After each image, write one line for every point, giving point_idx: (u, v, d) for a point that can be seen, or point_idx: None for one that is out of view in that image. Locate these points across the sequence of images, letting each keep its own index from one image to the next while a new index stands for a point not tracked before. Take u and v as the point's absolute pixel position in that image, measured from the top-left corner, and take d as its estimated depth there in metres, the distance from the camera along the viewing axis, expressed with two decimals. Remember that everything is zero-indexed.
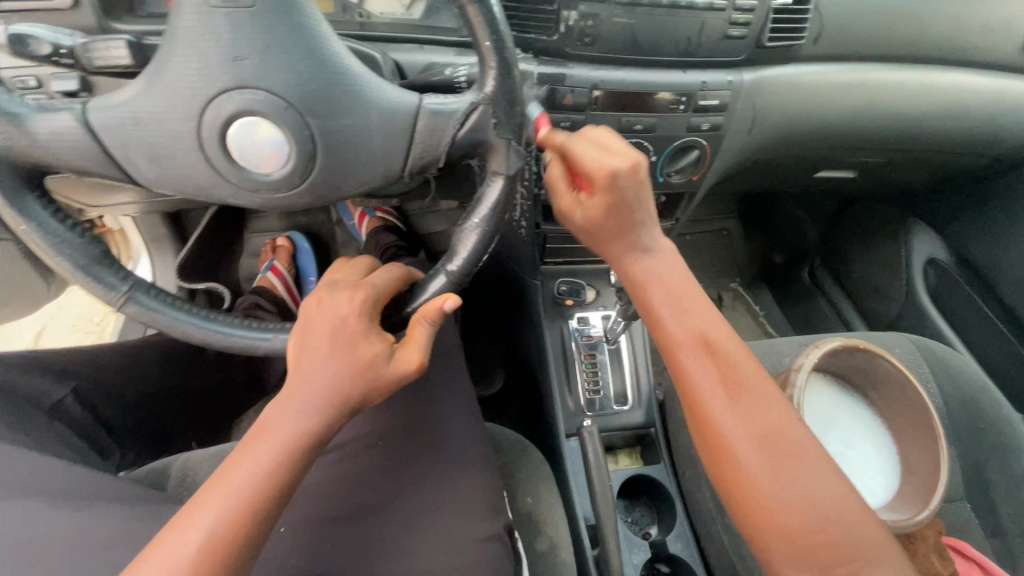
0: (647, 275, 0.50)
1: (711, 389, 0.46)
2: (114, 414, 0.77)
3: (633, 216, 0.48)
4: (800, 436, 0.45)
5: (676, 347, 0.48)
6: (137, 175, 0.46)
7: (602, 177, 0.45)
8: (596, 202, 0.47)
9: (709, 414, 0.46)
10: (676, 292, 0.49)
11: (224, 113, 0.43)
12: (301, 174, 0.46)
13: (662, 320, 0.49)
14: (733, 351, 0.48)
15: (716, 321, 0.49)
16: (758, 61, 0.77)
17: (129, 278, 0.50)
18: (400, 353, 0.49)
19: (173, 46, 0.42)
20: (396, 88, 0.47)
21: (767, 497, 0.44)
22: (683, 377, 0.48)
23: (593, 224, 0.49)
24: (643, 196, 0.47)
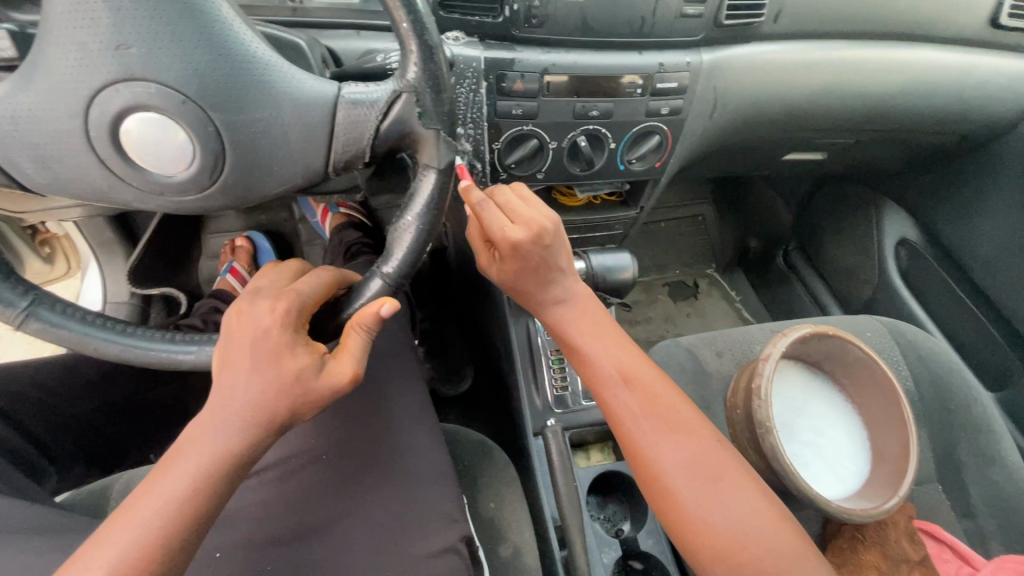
0: (565, 321, 0.56)
1: (636, 420, 0.51)
2: (49, 432, 0.72)
3: (544, 272, 0.54)
4: (723, 457, 0.49)
5: (603, 384, 0.53)
6: (25, 180, 0.42)
7: (506, 246, 0.51)
8: (508, 264, 0.54)
9: (640, 446, 0.50)
10: (593, 332, 0.55)
11: (112, 109, 0.38)
12: (210, 174, 0.42)
13: (587, 362, 0.54)
14: (650, 382, 0.53)
15: (632, 355, 0.54)
16: (717, 41, 0.74)
17: (30, 293, 0.46)
18: (331, 365, 0.46)
19: (46, 35, 0.37)
20: (312, 76, 0.43)
21: (704, 523, 0.47)
22: (611, 414, 0.52)
23: (507, 280, 0.57)
24: (551, 256, 0.54)
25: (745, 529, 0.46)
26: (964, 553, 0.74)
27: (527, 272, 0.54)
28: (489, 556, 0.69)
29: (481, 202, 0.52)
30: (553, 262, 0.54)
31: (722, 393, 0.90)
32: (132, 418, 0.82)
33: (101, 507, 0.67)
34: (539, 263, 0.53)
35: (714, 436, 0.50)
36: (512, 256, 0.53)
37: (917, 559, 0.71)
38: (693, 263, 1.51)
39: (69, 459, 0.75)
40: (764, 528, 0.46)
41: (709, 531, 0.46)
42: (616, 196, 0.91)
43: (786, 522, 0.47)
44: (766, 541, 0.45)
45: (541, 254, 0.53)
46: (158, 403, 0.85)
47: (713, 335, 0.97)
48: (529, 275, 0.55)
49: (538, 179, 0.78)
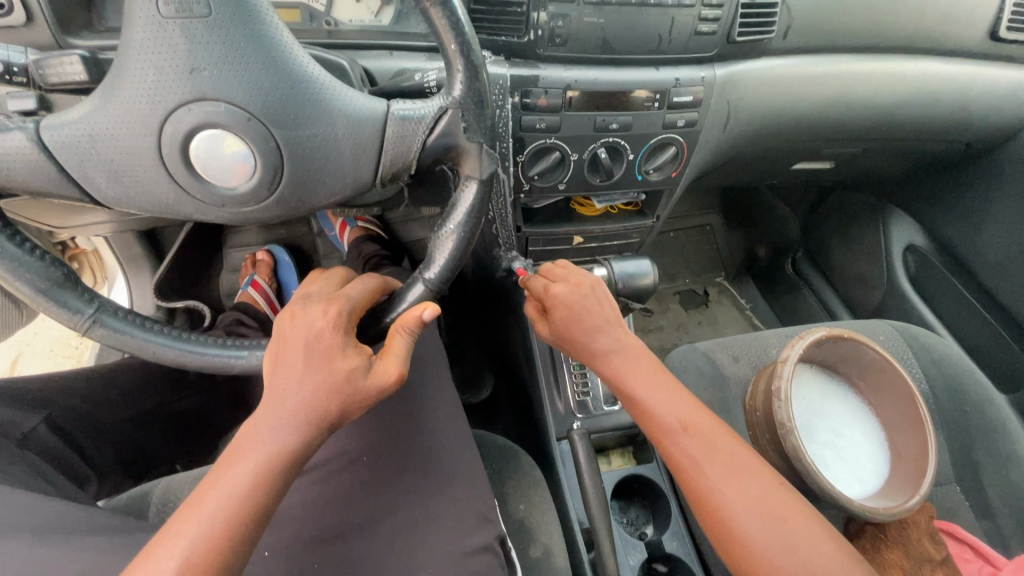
0: (620, 372, 0.60)
1: (698, 465, 0.53)
2: (90, 440, 0.74)
3: (588, 323, 0.62)
4: (786, 497, 0.51)
5: (662, 433, 0.55)
6: (96, 194, 0.44)
7: (549, 296, 0.62)
8: (555, 317, 0.63)
9: (705, 491, 0.52)
10: (647, 381, 0.58)
11: (184, 128, 0.41)
12: (268, 187, 0.45)
13: (642, 410, 0.57)
14: (709, 429, 0.55)
15: (687, 402, 0.57)
16: (729, 56, 0.77)
17: (94, 301, 0.48)
18: (378, 365, 0.49)
19: (126, 60, 0.40)
20: (363, 95, 0.46)
21: (772, 563, 0.47)
22: (674, 462, 0.54)
23: (560, 334, 0.64)
24: (589, 306, 0.63)
25: (815, 569, 0.46)
26: (986, 552, 0.75)
27: (573, 321, 0.61)
28: (519, 558, 0.71)
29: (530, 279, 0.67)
30: (592, 313, 0.62)
31: (741, 396, 0.92)
32: (163, 428, 0.84)
33: (143, 512, 0.68)
34: (581, 308, 0.62)
35: (776, 479, 0.52)
36: (558, 308, 0.62)
37: (938, 558, 0.72)
38: (702, 272, 1.54)
39: (108, 465, 0.76)
40: (835, 567, 0.46)
41: (778, 572, 0.47)
42: (632, 205, 0.93)
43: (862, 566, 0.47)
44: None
45: (579, 301, 0.62)
46: (187, 413, 0.88)
47: (729, 339, 0.99)
48: (575, 326, 0.62)
49: (559, 190, 0.81)
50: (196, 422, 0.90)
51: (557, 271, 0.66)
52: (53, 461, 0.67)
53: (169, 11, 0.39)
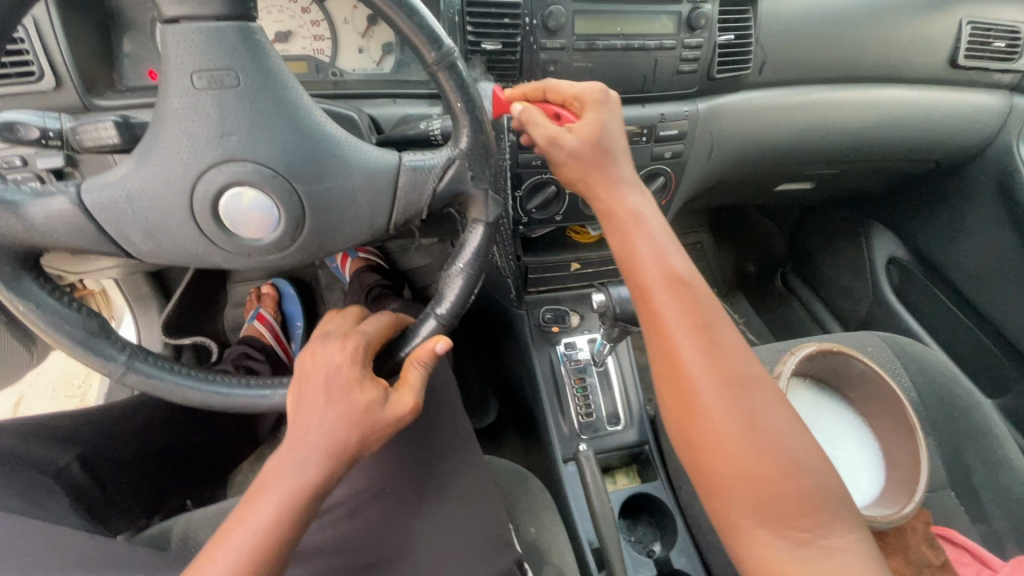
0: (629, 215, 0.53)
1: (679, 323, 0.49)
2: (114, 477, 0.75)
3: (615, 145, 0.56)
4: (761, 379, 0.48)
5: (650, 288, 0.51)
6: (131, 250, 0.48)
7: (594, 94, 0.55)
8: (587, 121, 0.55)
9: (676, 351, 0.48)
10: (649, 234, 0.53)
11: (214, 186, 0.45)
12: (291, 237, 0.48)
13: (633, 260, 0.52)
14: (701, 293, 0.50)
15: (684, 261, 0.52)
16: (711, 91, 0.82)
17: (127, 348, 0.51)
18: (395, 397, 0.52)
19: (161, 127, 0.44)
20: (377, 148, 0.50)
21: (726, 434, 0.46)
22: (655, 319, 0.50)
23: (586, 145, 0.54)
24: (617, 131, 0.57)
25: (770, 446, 0.45)
26: (983, 556, 0.77)
27: (610, 125, 0.56)
28: None
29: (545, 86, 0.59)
30: (619, 140, 0.57)
31: None
32: (177, 465, 0.86)
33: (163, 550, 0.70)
34: (616, 128, 0.56)
35: (754, 357, 0.49)
36: (593, 112, 0.56)
37: (938, 563, 0.75)
38: None
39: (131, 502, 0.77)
40: (794, 448, 0.46)
41: (731, 443, 0.46)
42: None
43: (819, 458, 0.46)
44: (795, 461, 0.45)
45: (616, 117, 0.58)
46: (197, 449, 0.90)
47: None
48: (605, 143, 0.55)
49: (558, 222, 0.86)
50: (205, 457, 0.92)
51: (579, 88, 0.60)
52: (81, 497, 0.69)
53: (202, 83, 0.42)
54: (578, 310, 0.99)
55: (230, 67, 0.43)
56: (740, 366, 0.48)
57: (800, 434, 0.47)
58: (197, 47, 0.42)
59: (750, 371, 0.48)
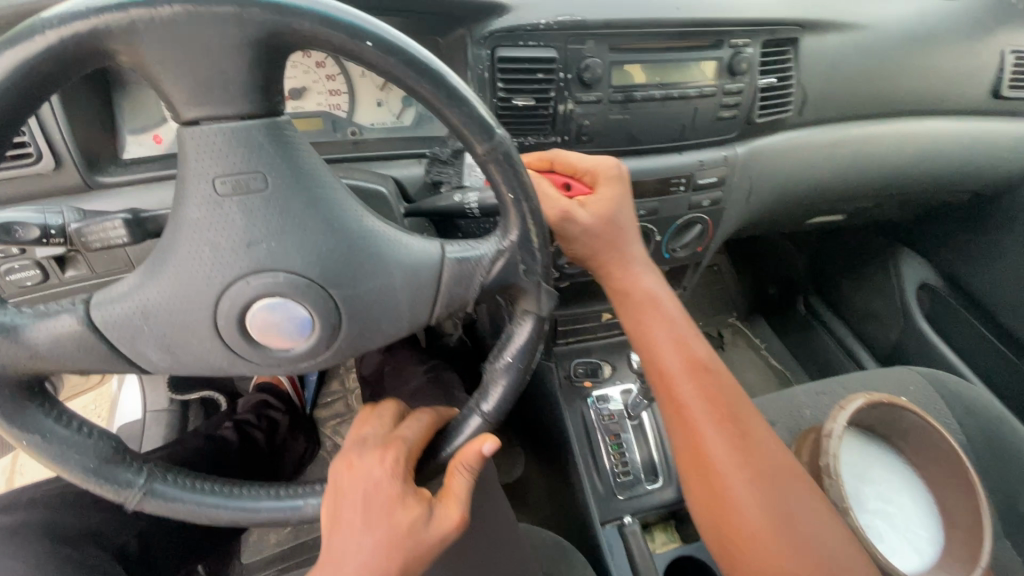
0: (646, 302, 0.58)
1: (702, 410, 0.54)
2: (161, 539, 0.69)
3: (625, 221, 0.59)
4: (776, 458, 0.53)
5: (673, 375, 0.55)
6: (147, 366, 0.42)
7: (610, 168, 0.57)
8: (601, 196, 0.57)
9: (695, 434, 0.54)
10: (664, 322, 0.58)
11: (241, 300, 0.40)
12: (326, 345, 0.43)
13: (653, 348, 0.57)
14: (716, 377, 0.56)
15: (698, 346, 0.57)
16: (750, 135, 0.78)
17: (144, 469, 0.46)
18: (439, 512, 0.47)
19: (180, 236, 0.39)
20: (418, 239, 0.45)
21: (747, 514, 0.51)
22: (679, 406, 0.55)
23: (602, 221, 0.56)
24: (627, 204, 0.59)
25: (790, 525, 0.49)
26: None
27: (621, 202, 0.57)
28: None
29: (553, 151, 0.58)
30: (629, 215, 0.59)
31: None
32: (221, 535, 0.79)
33: None
34: (626, 202, 0.58)
35: (769, 436, 0.54)
36: (608, 187, 0.57)
37: None
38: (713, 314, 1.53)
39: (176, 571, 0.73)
40: (812, 525, 0.50)
41: (752, 523, 0.50)
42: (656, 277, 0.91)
43: (836, 535, 0.50)
44: (814, 538, 0.49)
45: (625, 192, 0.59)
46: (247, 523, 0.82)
47: (762, 404, 0.98)
48: (617, 220, 0.57)
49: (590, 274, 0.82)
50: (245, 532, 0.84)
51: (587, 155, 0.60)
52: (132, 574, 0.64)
53: (226, 190, 0.38)
54: (609, 360, 0.96)
55: (257, 170, 0.38)
56: (757, 447, 0.53)
57: (816, 510, 0.51)
58: (219, 151, 0.37)
59: (766, 450, 0.54)
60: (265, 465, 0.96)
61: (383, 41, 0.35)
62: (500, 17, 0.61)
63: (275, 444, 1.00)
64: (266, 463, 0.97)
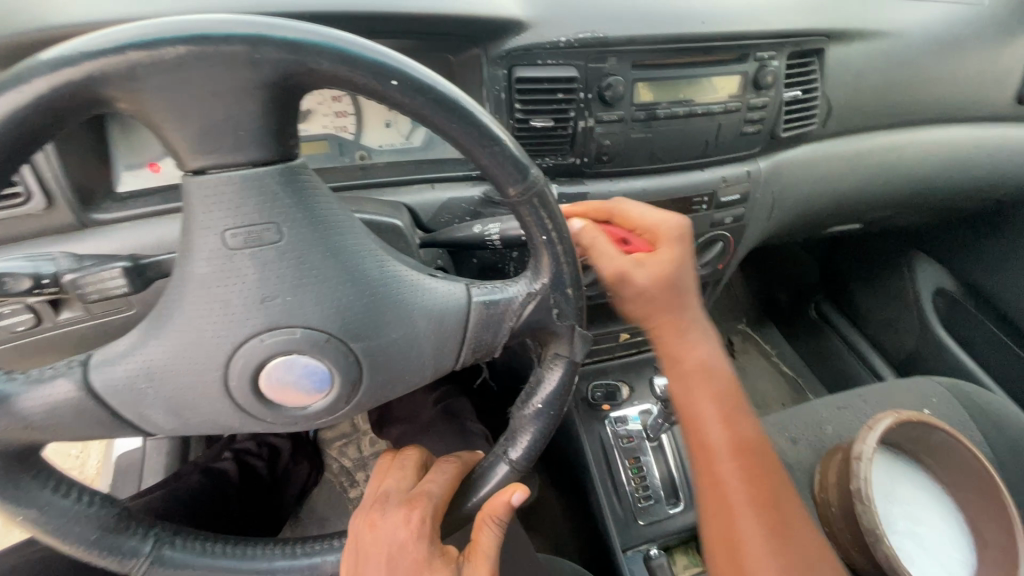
0: (698, 370, 0.50)
1: (742, 495, 0.47)
2: None
3: (686, 290, 0.49)
4: (822, 565, 0.46)
5: (716, 454, 0.48)
6: (152, 429, 0.39)
7: (675, 227, 0.49)
8: (660, 258, 0.48)
9: (736, 527, 0.47)
10: (716, 396, 0.50)
11: (255, 359, 0.37)
12: (346, 400, 0.40)
13: (698, 420, 0.50)
14: (765, 465, 0.49)
15: (748, 426, 0.50)
16: (773, 149, 0.75)
17: (151, 535, 0.42)
18: (467, 570, 0.44)
19: (186, 292, 0.35)
20: (442, 281, 0.42)
21: None
22: (717, 487, 0.48)
23: (656, 285, 0.47)
24: (689, 270, 0.49)
25: None
26: None
27: (685, 266, 0.48)
28: None
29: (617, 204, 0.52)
30: (690, 283, 0.50)
31: (808, 487, 0.86)
32: None
33: None
34: (688, 270, 0.49)
35: (815, 540, 0.48)
36: (671, 249, 0.48)
37: None
38: (724, 319, 1.49)
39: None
40: None
41: None
42: None
43: None
44: None
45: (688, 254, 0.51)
46: None
47: (783, 420, 0.96)
48: (682, 282, 0.49)
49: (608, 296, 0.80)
50: None
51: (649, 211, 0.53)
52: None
53: (237, 242, 0.34)
54: (627, 381, 0.93)
55: (271, 221, 0.34)
56: (801, 550, 0.47)
57: None
58: (230, 201, 0.33)
59: (811, 555, 0.47)
60: (268, 496, 0.93)
61: (410, 79, 0.32)
62: (518, 35, 0.58)
63: (277, 475, 0.97)
64: (270, 494, 0.94)
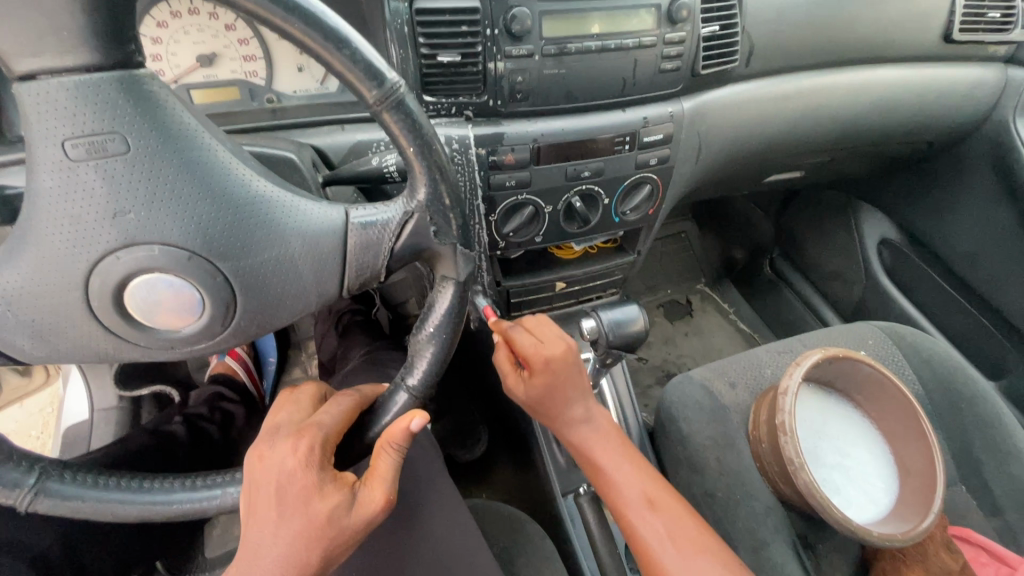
0: (589, 443, 0.56)
1: (664, 545, 0.49)
2: (91, 549, 0.67)
3: (567, 392, 0.55)
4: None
5: (627, 506, 0.52)
6: (20, 356, 0.39)
7: (539, 362, 0.52)
8: (534, 382, 0.53)
9: (666, 571, 0.48)
10: (614, 455, 0.55)
11: (114, 277, 0.36)
12: (222, 322, 0.40)
13: (608, 482, 0.54)
14: (674, 505, 0.52)
15: (650, 475, 0.54)
16: (696, 88, 0.75)
17: (35, 468, 0.43)
18: (363, 494, 0.45)
19: (33, 211, 0.35)
20: (318, 204, 0.41)
21: None
22: (638, 541, 0.50)
23: (534, 399, 0.55)
24: (571, 376, 0.54)
25: None
26: (1000, 554, 0.75)
27: (561, 386, 0.54)
28: None
29: (511, 326, 0.54)
30: (574, 384, 0.55)
31: (743, 426, 0.88)
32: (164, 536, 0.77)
33: None
34: (566, 379, 0.54)
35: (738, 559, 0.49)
36: (542, 373, 0.53)
37: (958, 568, 0.73)
38: (683, 281, 1.50)
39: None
40: None
41: None
42: (610, 242, 0.90)
43: None
44: None
45: (568, 372, 0.54)
46: (186, 529, 0.80)
47: (722, 364, 0.97)
48: (558, 393, 0.54)
49: (537, 243, 0.77)
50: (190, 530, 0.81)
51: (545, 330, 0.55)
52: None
53: (79, 153, 0.33)
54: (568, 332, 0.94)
55: (116, 131, 0.34)
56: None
57: None
58: (65, 108, 0.32)
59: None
60: (219, 456, 0.93)
61: None
62: None
63: (230, 437, 0.97)
64: (221, 454, 0.94)
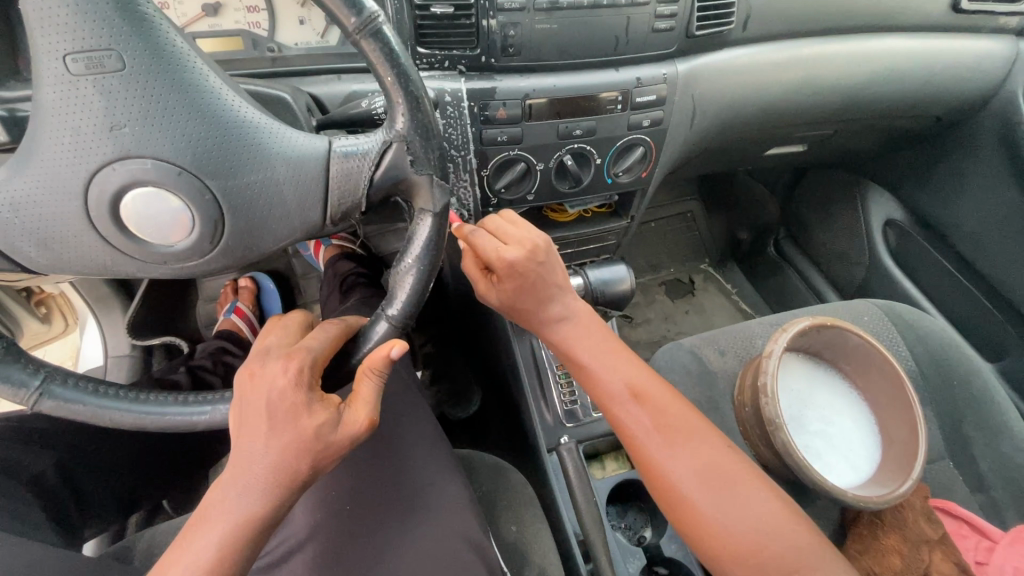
0: (570, 341, 0.58)
1: (647, 434, 0.52)
2: (89, 474, 0.72)
3: (541, 292, 0.57)
4: (731, 461, 0.51)
5: (613, 399, 0.54)
6: (27, 264, 0.43)
7: (503, 268, 0.54)
8: (506, 286, 0.56)
9: (652, 457, 0.51)
10: (596, 349, 0.57)
11: (110, 188, 0.39)
12: (211, 241, 0.43)
13: (593, 378, 0.56)
14: (659, 396, 0.54)
15: (635, 368, 0.56)
16: (691, 51, 0.75)
17: (41, 372, 0.47)
18: (347, 415, 0.47)
19: (40, 122, 0.38)
20: (303, 134, 0.44)
21: (719, 526, 0.48)
22: (623, 430, 0.53)
23: (508, 302, 0.58)
24: (544, 274, 0.56)
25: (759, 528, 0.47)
26: (981, 526, 0.70)
27: (533, 287, 0.56)
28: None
29: (473, 232, 0.56)
30: (548, 280, 0.57)
31: (729, 393, 0.88)
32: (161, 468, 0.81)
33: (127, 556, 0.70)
34: (535, 279, 0.56)
35: (722, 441, 0.52)
36: (510, 277, 0.55)
37: (935, 538, 0.68)
38: (686, 260, 1.49)
39: (110, 511, 0.76)
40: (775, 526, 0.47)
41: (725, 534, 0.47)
42: (605, 207, 0.91)
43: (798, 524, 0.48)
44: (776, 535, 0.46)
45: (536, 271, 0.56)
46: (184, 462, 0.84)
47: (713, 334, 0.96)
48: (528, 294, 0.57)
49: (529, 201, 0.78)
50: (190, 465, 0.86)
51: (508, 231, 0.56)
52: (62, 517, 0.69)
53: (79, 67, 0.36)
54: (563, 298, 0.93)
55: (112, 48, 0.36)
56: (713, 458, 0.50)
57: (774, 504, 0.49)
58: (65, 23, 0.35)
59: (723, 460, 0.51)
60: None
61: None
62: None
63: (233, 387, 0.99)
64: None
